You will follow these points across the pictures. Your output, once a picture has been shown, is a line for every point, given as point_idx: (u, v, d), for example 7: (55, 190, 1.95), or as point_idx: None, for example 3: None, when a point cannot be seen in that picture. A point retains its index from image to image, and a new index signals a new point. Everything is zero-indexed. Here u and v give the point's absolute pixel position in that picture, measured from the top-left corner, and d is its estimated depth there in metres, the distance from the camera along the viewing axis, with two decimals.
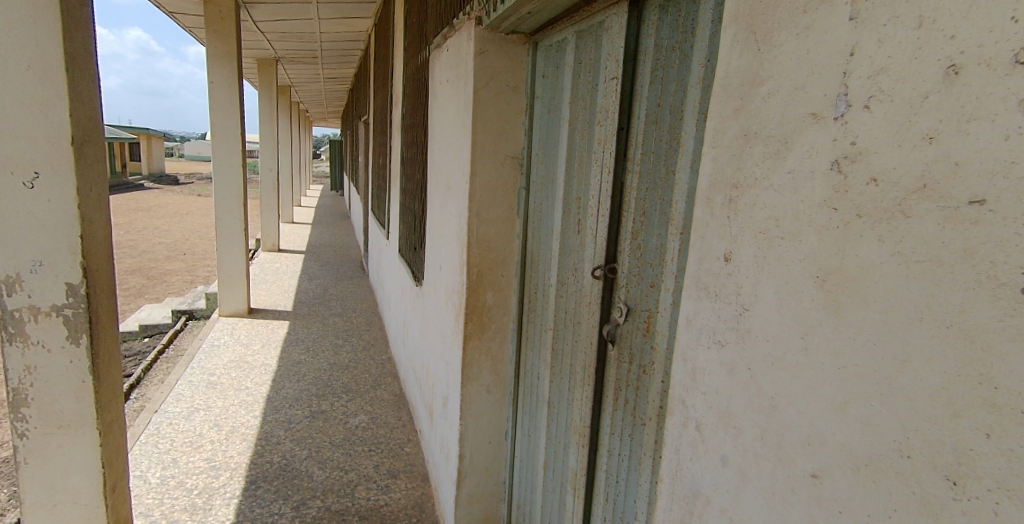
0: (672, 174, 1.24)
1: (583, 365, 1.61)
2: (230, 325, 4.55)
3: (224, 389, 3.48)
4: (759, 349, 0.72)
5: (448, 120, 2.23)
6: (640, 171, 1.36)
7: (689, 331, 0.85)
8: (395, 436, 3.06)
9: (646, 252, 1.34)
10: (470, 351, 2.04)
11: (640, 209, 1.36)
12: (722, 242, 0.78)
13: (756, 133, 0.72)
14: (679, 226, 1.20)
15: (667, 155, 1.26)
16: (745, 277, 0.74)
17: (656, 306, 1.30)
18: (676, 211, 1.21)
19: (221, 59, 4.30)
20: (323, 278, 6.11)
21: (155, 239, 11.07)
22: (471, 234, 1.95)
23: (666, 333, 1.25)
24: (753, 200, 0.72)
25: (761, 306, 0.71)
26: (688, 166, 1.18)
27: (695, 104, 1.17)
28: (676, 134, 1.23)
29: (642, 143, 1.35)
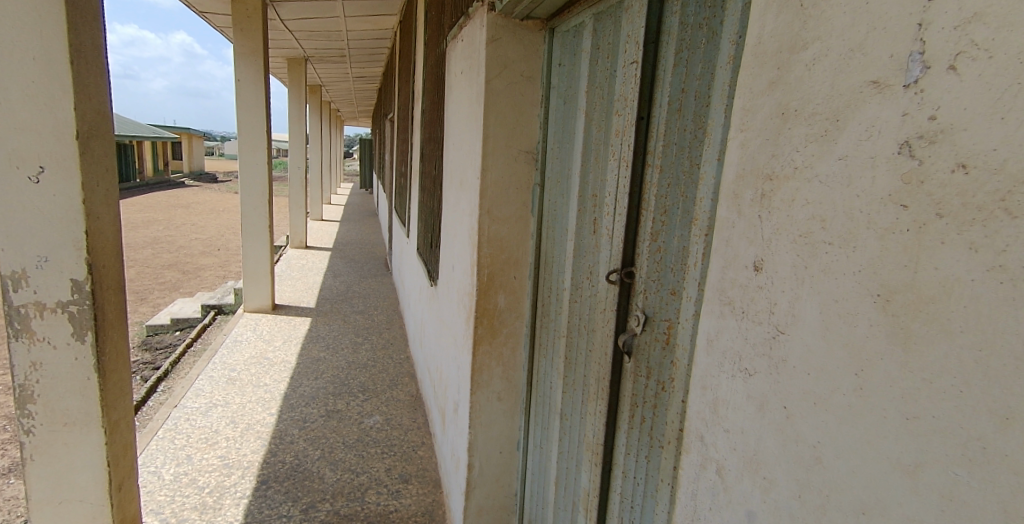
0: (697, 167, 1.10)
1: (597, 377, 1.47)
2: (254, 321, 4.53)
3: (243, 386, 3.43)
4: (796, 383, 0.58)
5: (461, 112, 2.12)
6: (661, 165, 1.22)
7: (709, 355, 0.72)
8: (409, 438, 2.96)
9: (665, 255, 1.20)
10: (480, 357, 1.93)
11: (660, 207, 1.22)
12: (751, 247, 0.65)
13: (796, 111, 0.58)
14: (704, 226, 1.06)
15: (691, 147, 1.12)
16: (780, 291, 0.60)
17: (676, 315, 1.16)
18: (701, 209, 1.08)
19: (248, 56, 4.27)
20: (347, 275, 6.08)
21: (191, 234, 11.31)
22: (481, 233, 1.84)
23: (687, 346, 1.11)
24: (791, 196, 0.58)
25: (801, 331, 0.57)
26: (714, 158, 1.04)
27: (723, 87, 1.03)
28: (701, 123, 1.09)
29: (662, 134, 1.22)
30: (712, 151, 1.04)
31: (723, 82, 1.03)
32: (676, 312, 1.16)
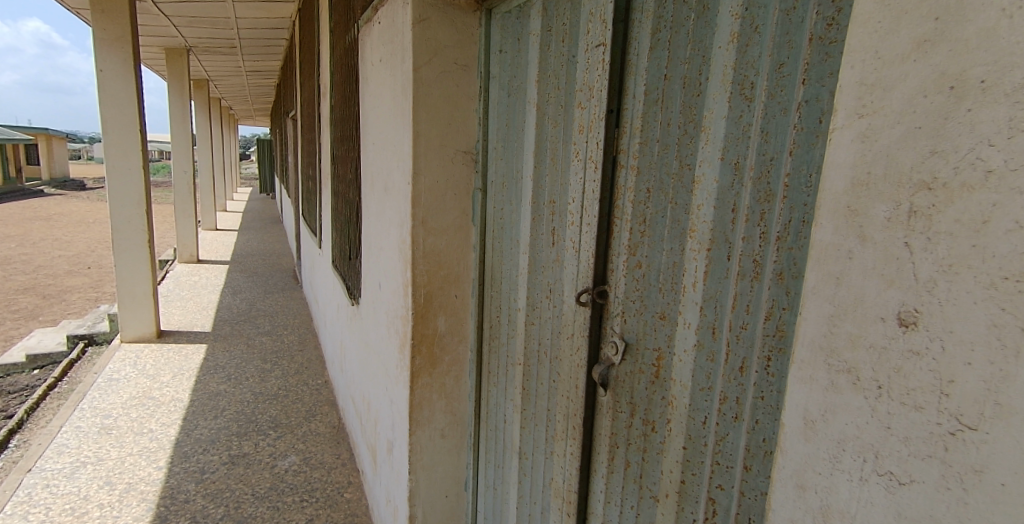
0: (692, 168, 0.91)
1: (565, 414, 1.27)
2: (135, 353, 3.91)
3: (120, 435, 2.92)
4: (1005, 507, 0.43)
5: (382, 108, 1.84)
6: (638, 166, 1.03)
7: (817, 442, 0.58)
8: (333, 479, 2.62)
9: (651, 273, 1.01)
10: (419, 391, 1.66)
11: (638, 216, 1.04)
12: (896, 297, 0.50)
13: (983, 84, 0.44)
14: (704, 241, 0.88)
15: (680, 143, 0.94)
16: (965, 365, 0.46)
17: (668, 345, 0.97)
18: (697, 217, 0.90)
19: (111, 44, 3.67)
20: (249, 291, 5.49)
21: (54, 252, 9.88)
22: (416, 247, 1.58)
23: (687, 381, 0.93)
24: (982, 217, 0.44)
25: (1012, 429, 0.43)
26: (715, 157, 0.86)
27: (725, 69, 0.85)
28: (692, 115, 0.91)
29: (638, 129, 1.03)
30: (714, 147, 0.86)
31: (723, 64, 0.85)
32: (669, 341, 0.97)
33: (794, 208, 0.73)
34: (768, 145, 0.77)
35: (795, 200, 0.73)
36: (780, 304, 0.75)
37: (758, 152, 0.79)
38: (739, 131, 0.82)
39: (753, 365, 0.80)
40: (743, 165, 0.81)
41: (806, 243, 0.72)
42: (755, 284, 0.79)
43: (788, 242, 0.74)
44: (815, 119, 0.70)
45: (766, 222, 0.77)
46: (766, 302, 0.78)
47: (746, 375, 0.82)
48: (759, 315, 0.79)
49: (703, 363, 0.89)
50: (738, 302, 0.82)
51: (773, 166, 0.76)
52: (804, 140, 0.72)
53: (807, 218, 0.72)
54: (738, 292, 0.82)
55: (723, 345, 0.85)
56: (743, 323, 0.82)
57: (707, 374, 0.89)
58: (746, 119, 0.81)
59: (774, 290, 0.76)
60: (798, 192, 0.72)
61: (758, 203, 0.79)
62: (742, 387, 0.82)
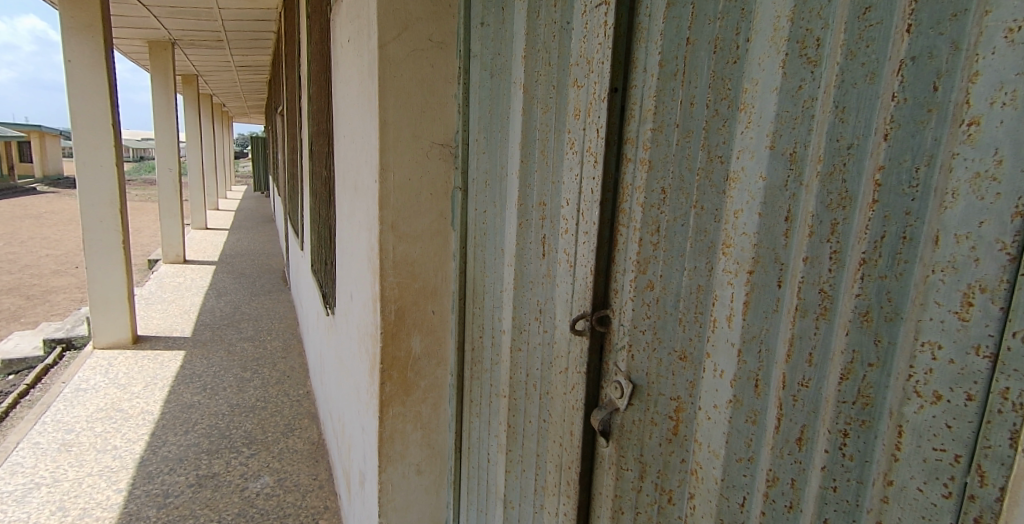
0: (726, 163, 0.68)
1: (558, 465, 1.03)
2: (108, 360, 3.69)
3: (81, 453, 2.69)
4: None
5: (351, 95, 1.60)
6: (651, 159, 0.79)
7: None
8: (308, 504, 2.39)
9: (667, 299, 0.77)
10: (389, 422, 1.43)
11: (649, 224, 0.80)
12: None
13: None
14: (744, 262, 0.66)
15: (707, 128, 0.70)
16: None
17: (690, 395, 0.75)
18: (734, 227, 0.67)
19: (81, 32, 3.44)
20: (234, 293, 5.26)
21: (41, 251, 9.65)
22: (384, 256, 1.35)
23: (717, 445, 0.70)
24: None
25: None
26: (761, 145, 0.63)
27: (777, 21, 0.61)
28: (726, 89, 0.68)
29: (650, 111, 0.79)
30: (760, 131, 0.63)
31: (772, 15, 0.61)
32: (691, 390, 0.74)
33: (890, 218, 0.53)
34: (847, 128, 0.55)
35: (892, 205, 0.52)
36: (863, 358, 0.55)
37: (828, 137, 0.57)
38: (798, 108, 0.59)
39: (819, 438, 0.59)
40: (805, 156, 0.59)
41: (908, 269, 0.52)
42: (823, 326, 0.59)
43: (880, 269, 0.53)
44: (929, 85, 0.49)
45: (841, 236, 0.57)
46: (839, 351, 0.57)
47: (805, 450, 0.61)
48: (827, 369, 0.58)
49: (741, 425, 0.67)
50: (796, 349, 0.61)
51: (854, 156, 0.55)
52: (910, 112, 0.50)
53: (910, 230, 0.52)
54: (796, 335, 0.61)
55: (775, 405, 0.64)
56: (805, 377, 0.60)
57: (747, 441, 0.67)
58: (808, 91, 0.58)
59: (856, 337, 0.56)
60: (895, 193, 0.52)
61: (829, 210, 0.57)
62: (802, 467, 0.61)
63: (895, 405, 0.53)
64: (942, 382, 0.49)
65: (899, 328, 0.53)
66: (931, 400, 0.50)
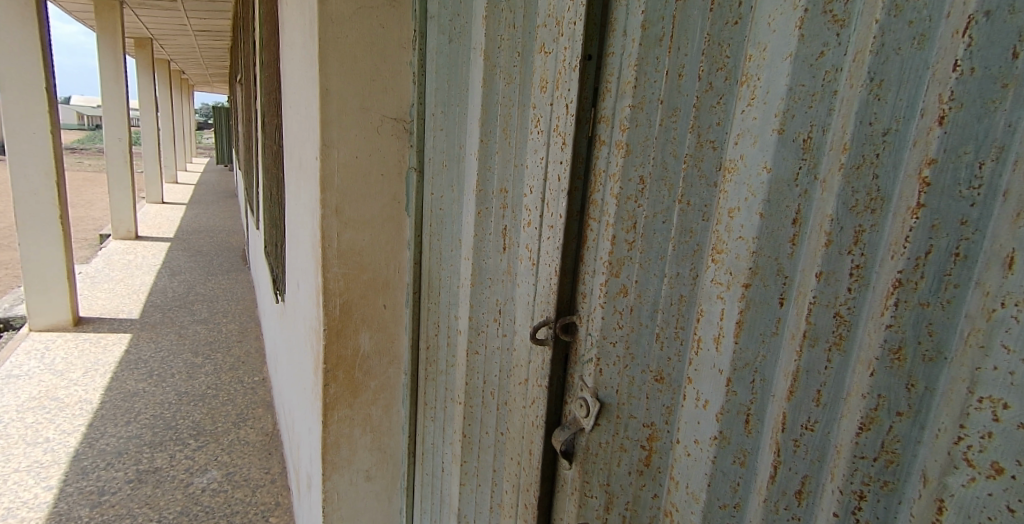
0: (721, 150, 0.57)
1: (515, 486, 0.92)
2: (45, 344, 3.44)
3: (8, 446, 2.48)
4: None
5: (295, 61, 1.43)
6: (629, 143, 0.66)
7: None
8: (258, 501, 2.24)
9: (643, 308, 0.66)
10: (333, 427, 1.28)
11: (624, 219, 0.68)
12: None
13: None
14: (740, 273, 0.56)
15: (698, 105, 0.59)
16: None
17: (668, 423, 0.65)
18: (728, 229, 0.56)
19: None
20: (189, 273, 5.00)
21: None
22: (327, 244, 1.19)
23: (699, 485, 0.61)
24: None
25: None
26: (767, 129, 0.52)
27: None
28: (724, 57, 0.56)
29: (630, 83, 0.66)
30: (766, 110, 0.52)
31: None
32: (669, 416, 0.65)
33: (939, 228, 0.43)
34: (883, 107, 0.45)
35: (944, 213, 0.43)
36: (890, 405, 0.46)
37: (858, 120, 0.46)
38: (817, 83, 0.49)
39: (823, 494, 0.51)
40: (822, 144, 0.49)
41: (958, 297, 0.42)
42: (836, 359, 0.50)
43: (922, 294, 0.44)
44: (1005, 51, 0.39)
45: (867, 248, 0.47)
46: (857, 393, 0.48)
47: (806, 504, 0.53)
48: (839, 411, 0.50)
49: (728, 466, 0.59)
50: (801, 386, 0.52)
51: (889, 145, 0.45)
52: (977, 87, 0.40)
53: (963, 246, 0.42)
54: (803, 367, 0.52)
55: (770, 447, 0.55)
56: (809, 419, 0.52)
57: (734, 485, 0.59)
58: (831, 60, 0.48)
59: (883, 378, 0.46)
60: (950, 196, 0.42)
61: (853, 215, 0.47)
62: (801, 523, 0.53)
63: (933, 472, 0.44)
64: (1004, 452, 0.40)
65: (939, 369, 0.44)
66: (986, 474, 0.41)
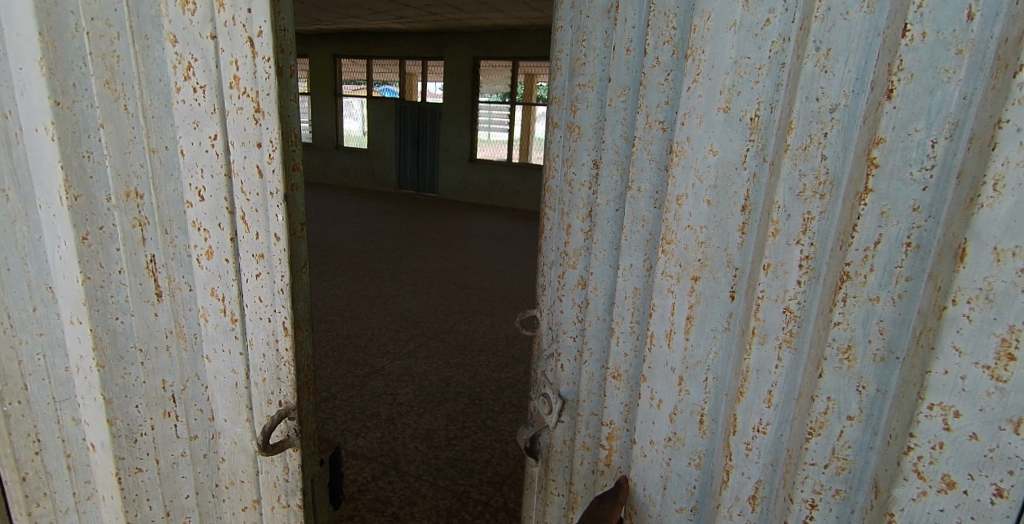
0: (670, 132, 0.63)
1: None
2: None
3: None
4: None
5: None
6: (580, 125, 0.75)
7: None
8: None
9: (599, 301, 0.76)
10: None
11: (580, 208, 0.77)
12: None
13: None
14: (689, 265, 0.61)
15: (645, 81, 0.64)
16: None
17: (626, 422, 0.75)
18: (677, 218, 0.61)
19: None
20: None
21: None
22: None
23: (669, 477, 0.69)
24: None
25: None
26: (713, 108, 0.56)
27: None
28: (671, 29, 0.61)
29: (580, 61, 0.74)
30: (711, 86, 0.56)
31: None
32: (627, 414, 0.74)
33: (889, 215, 0.45)
34: (834, 80, 0.48)
35: (895, 198, 0.44)
36: (840, 409, 0.50)
37: (807, 100, 0.49)
38: (764, 53, 0.53)
39: (775, 496, 0.58)
40: (769, 122, 0.54)
41: (908, 290, 0.45)
42: (787, 357, 0.55)
43: (870, 288, 0.47)
44: (960, 12, 0.40)
45: (815, 237, 0.51)
46: (812, 396, 0.52)
47: (761, 507, 0.60)
48: (790, 413, 0.56)
49: (683, 469, 0.68)
50: (752, 387, 0.58)
51: (837, 121, 0.48)
52: (929, 54, 0.42)
53: (916, 234, 0.44)
54: (753, 372, 0.58)
55: (723, 450, 0.62)
56: (762, 422, 0.58)
57: (689, 487, 0.68)
58: (778, 28, 0.52)
59: (833, 380, 0.50)
60: (900, 180, 0.44)
61: (802, 200, 0.51)
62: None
63: (885, 481, 0.47)
64: (953, 466, 0.43)
65: (891, 368, 0.47)
66: (937, 487, 0.44)
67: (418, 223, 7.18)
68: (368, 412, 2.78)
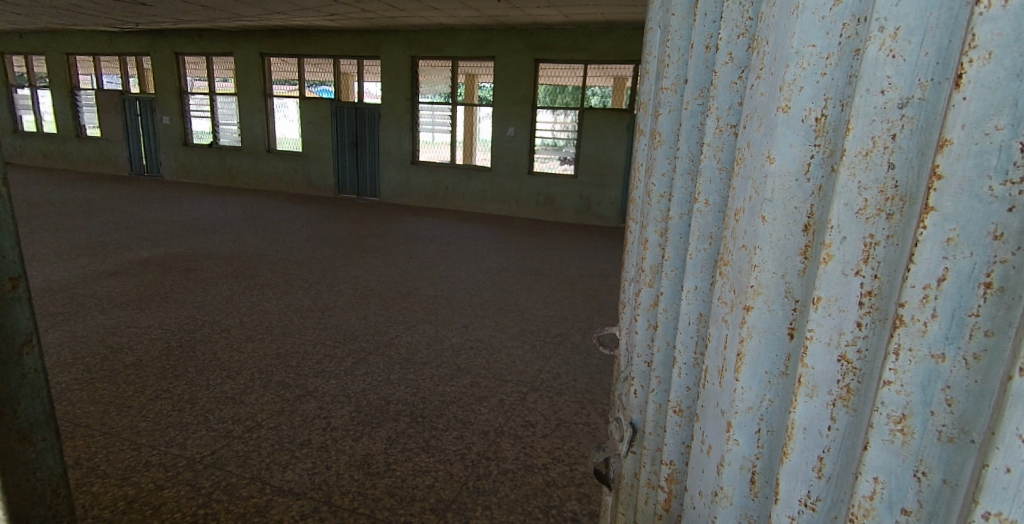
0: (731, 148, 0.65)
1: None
2: None
3: None
4: None
5: None
6: (659, 140, 0.84)
7: None
8: None
9: (665, 318, 0.79)
10: None
11: (657, 220, 0.84)
12: None
13: None
14: (744, 291, 0.57)
15: (712, 100, 0.67)
16: None
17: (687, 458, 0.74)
18: (736, 237, 0.59)
19: None
20: None
21: None
22: None
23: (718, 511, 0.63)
24: None
25: None
26: (772, 109, 0.53)
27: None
28: (735, 49, 0.64)
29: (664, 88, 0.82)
30: (774, 83, 0.53)
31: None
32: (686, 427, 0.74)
33: (956, 243, 0.38)
34: (902, 67, 0.41)
35: (966, 218, 0.38)
36: (896, 494, 0.42)
37: (874, 84, 0.43)
38: (832, 40, 0.47)
39: None
40: (838, 122, 0.48)
41: (991, 347, 0.38)
42: (842, 417, 0.48)
43: (932, 340, 0.40)
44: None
45: (881, 268, 0.45)
46: (858, 471, 0.45)
47: None
48: (843, 488, 0.48)
49: (741, 502, 0.60)
50: (799, 440, 0.51)
51: (911, 119, 0.42)
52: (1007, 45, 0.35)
53: (994, 273, 0.37)
54: (801, 427, 0.51)
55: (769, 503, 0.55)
56: (809, 499, 0.51)
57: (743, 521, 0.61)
58: (849, 7, 0.46)
59: (883, 457, 0.43)
60: (976, 226, 0.37)
61: (866, 222, 0.45)
62: None
63: None
64: None
65: (962, 453, 0.40)
66: None
67: (356, 229, 6.93)
68: (297, 441, 2.54)
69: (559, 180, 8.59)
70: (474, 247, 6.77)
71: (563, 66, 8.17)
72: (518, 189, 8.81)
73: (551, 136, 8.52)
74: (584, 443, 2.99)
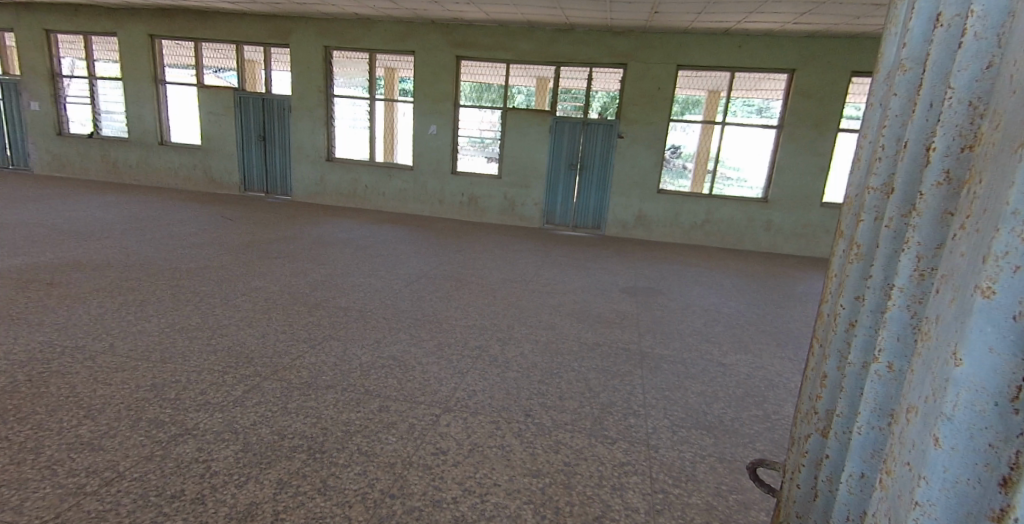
0: (918, 291, 0.85)
1: None
2: None
3: None
4: None
5: None
6: (861, 249, 1.05)
7: None
8: None
9: (842, 413, 1.05)
10: None
11: (846, 320, 1.09)
12: None
13: None
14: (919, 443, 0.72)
15: (911, 247, 0.86)
16: None
17: None
18: (922, 401, 0.73)
19: None
20: None
21: None
22: None
23: None
24: None
25: None
26: (971, 292, 0.66)
27: None
28: (941, 216, 0.82)
29: (869, 211, 1.03)
30: (977, 268, 0.66)
31: None
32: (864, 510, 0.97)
33: None
34: None
35: None
36: None
37: None
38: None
39: None
40: None
41: None
42: None
43: None
44: None
45: None
46: None
47: None
48: None
49: None
50: None
51: None
52: None
53: None
54: None
55: None
56: None
57: None
58: None
59: None
60: None
61: None
62: None
63: None
64: None
65: None
66: None
67: (263, 232, 6.43)
68: (167, 493, 2.21)
69: (482, 180, 8.44)
70: (392, 251, 6.46)
71: (486, 63, 8.01)
72: (440, 188, 8.55)
73: (478, 134, 8.29)
74: (497, 470, 2.84)
